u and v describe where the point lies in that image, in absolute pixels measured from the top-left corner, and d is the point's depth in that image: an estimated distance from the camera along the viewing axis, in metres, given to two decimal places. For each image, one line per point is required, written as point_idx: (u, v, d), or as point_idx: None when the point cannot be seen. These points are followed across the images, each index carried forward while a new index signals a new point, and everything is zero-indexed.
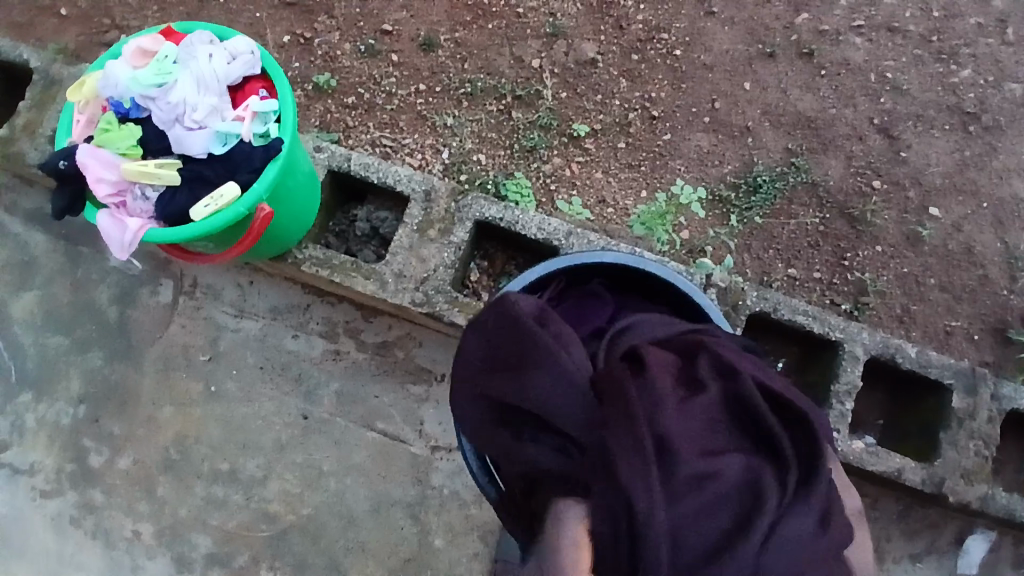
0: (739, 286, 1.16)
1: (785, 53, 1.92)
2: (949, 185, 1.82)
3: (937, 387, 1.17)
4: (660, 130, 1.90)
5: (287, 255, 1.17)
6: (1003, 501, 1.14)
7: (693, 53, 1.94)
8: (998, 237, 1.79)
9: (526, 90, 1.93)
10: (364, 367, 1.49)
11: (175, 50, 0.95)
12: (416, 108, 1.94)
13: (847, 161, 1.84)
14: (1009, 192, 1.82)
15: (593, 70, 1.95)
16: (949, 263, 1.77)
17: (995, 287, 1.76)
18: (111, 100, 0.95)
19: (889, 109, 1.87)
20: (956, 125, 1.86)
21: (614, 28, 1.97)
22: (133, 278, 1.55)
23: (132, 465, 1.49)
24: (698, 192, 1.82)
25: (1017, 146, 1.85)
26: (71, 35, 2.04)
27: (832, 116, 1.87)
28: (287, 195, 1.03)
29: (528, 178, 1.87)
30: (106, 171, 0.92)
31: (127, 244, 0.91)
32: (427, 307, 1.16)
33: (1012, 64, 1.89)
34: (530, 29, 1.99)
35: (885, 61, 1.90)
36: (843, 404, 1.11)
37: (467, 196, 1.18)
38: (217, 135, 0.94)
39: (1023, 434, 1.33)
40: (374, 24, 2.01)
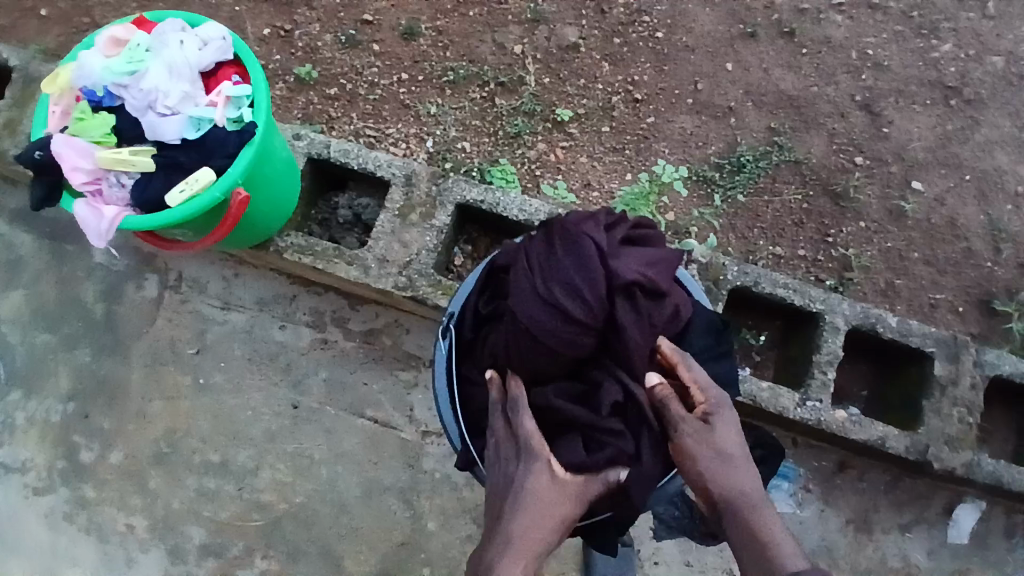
0: (721, 262, 1.15)
1: (766, 33, 1.92)
2: (931, 159, 1.83)
3: (919, 355, 1.17)
4: (644, 113, 1.90)
5: (269, 243, 1.17)
6: (988, 468, 1.15)
7: (674, 35, 1.94)
8: (981, 209, 1.81)
9: (509, 76, 1.93)
10: (353, 355, 1.49)
11: (147, 39, 0.94)
12: (399, 98, 1.94)
13: (830, 138, 1.84)
14: (991, 164, 1.83)
15: (575, 54, 1.95)
16: (933, 237, 1.78)
17: (979, 259, 1.78)
18: (84, 90, 0.94)
19: (871, 86, 1.88)
20: (937, 99, 1.87)
21: (595, 12, 1.97)
22: (118, 273, 1.54)
23: (124, 460, 1.49)
24: (681, 171, 1.83)
25: (998, 118, 1.86)
26: (50, 34, 2.03)
27: (814, 95, 1.88)
28: (264, 180, 1.03)
29: (513, 165, 1.87)
30: (81, 159, 0.91)
31: (104, 232, 0.92)
32: (410, 291, 1.16)
33: (992, 38, 1.90)
34: (511, 15, 1.98)
35: (866, 38, 1.91)
36: (824, 375, 1.12)
37: (447, 180, 1.18)
38: (192, 121, 0.93)
39: (1007, 401, 1.34)
40: (354, 13, 2.00)
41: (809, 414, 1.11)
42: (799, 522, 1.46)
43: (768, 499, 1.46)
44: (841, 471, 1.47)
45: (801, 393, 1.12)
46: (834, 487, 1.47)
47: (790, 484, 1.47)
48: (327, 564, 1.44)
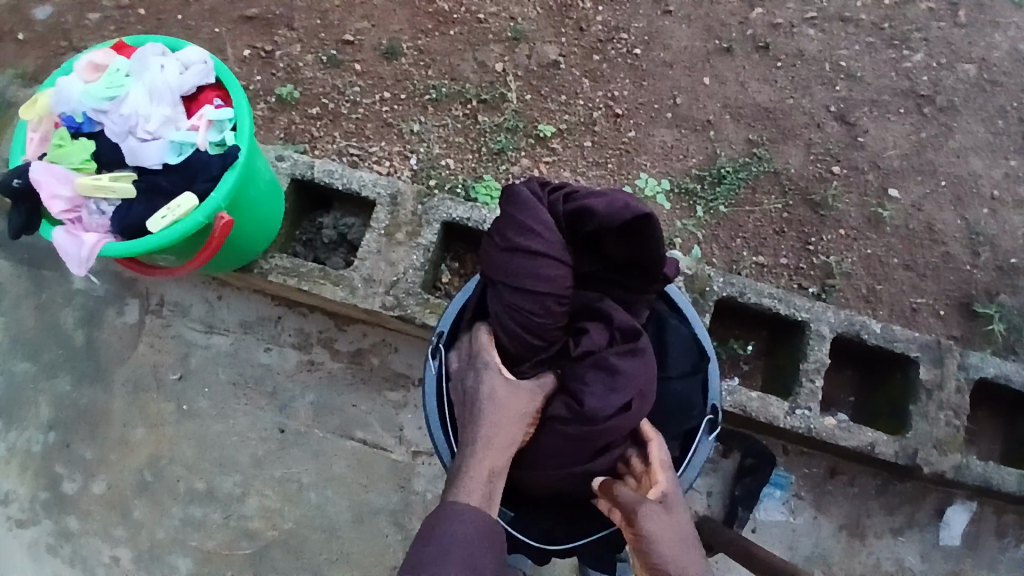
0: (705, 273, 1.17)
1: (742, 47, 1.97)
2: (907, 167, 1.87)
3: (904, 361, 1.19)
4: (625, 127, 1.92)
5: (254, 266, 1.16)
6: (977, 470, 1.16)
7: (653, 51, 1.98)
8: (957, 214, 1.85)
9: (491, 94, 1.95)
10: (341, 376, 1.48)
11: (127, 64, 0.94)
12: (382, 116, 1.94)
13: (808, 148, 1.88)
14: (964, 170, 1.88)
15: (556, 71, 1.98)
16: (912, 242, 1.82)
17: (957, 263, 1.81)
18: (63, 115, 0.93)
19: (845, 97, 1.92)
20: (910, 109, 1.92)
21: (575, 30, 2.00)
22: (99, 298, 1.52)
23: (106, 490, 1.45)
24: (663, 184, 1.85)
25: (970, 126, 1.91)
26: (27, 58, 2.01)
27: (791, 107, 1.92)
28: (247, 203, 1.02)
29: (497, 181, 1.88)
30: (60, 186, 0.90)
31: (85, 259, 0.89)
32: (398, 310, 1.15)
33: (960, 48, 1.96)
34: (491, 34, 2.00)
35: (838, 50, 1.96)
36: (813, 382, 1.13)
37: (432, 198, 1.18)
38: (173, 145, 0.93)
39: (991, 402, 1.36)
40: (335, 34, 2.01)
41: (799, 421, 1.12)
42: (792, 529, 1.46)
43: (761, 507, 1.46)
44: (832, 477, 1.48)
45: (791, 401, 1.13)
46: (826, 493, 1.47)
47: (783, 491, 1.47)
48: None
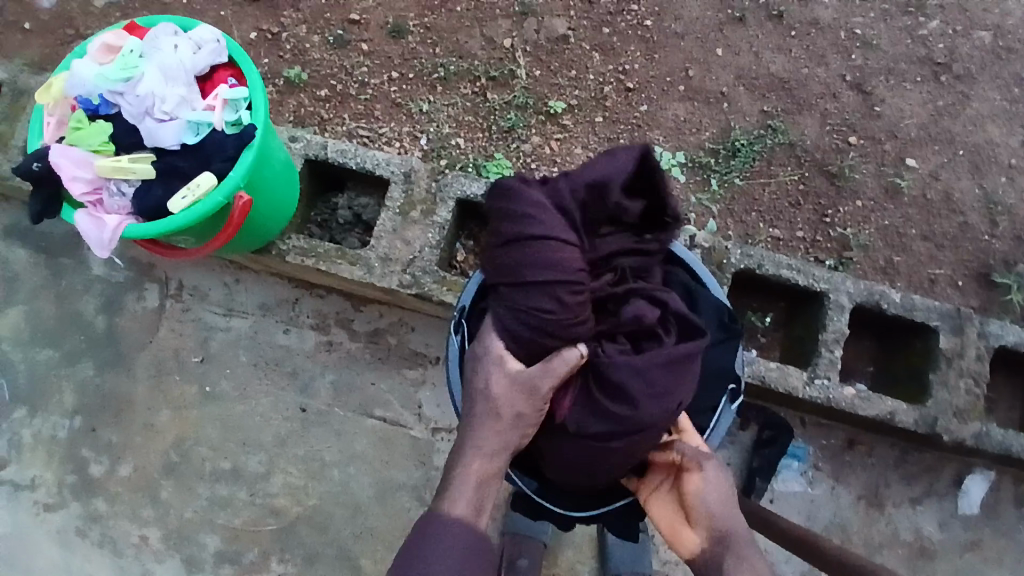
0: (722, 246, 1.16)
1: (755, 17, 1.92)
2: (925, 136, 1.84)
3: (923, 329, 1.18)
4: (636, 102, 1.90)
5: (271, 247, 1.17)
6: (998, 438, 1.16)
7: (663, 23, 1.94)
8: (976, 183, 1.82)
9: (500, 70, 1.92)
10: (358, 356, 1.49)
11: (140, 45, 0.94)
12: (390, 97, 1.93)
13: (823, 119, 1.85)
14: (984, 137, 1.84)
15: (565, 45, 1.95)
16: (930, 212, 1.79)
17: (976, 232, 1.79)
18: (79, 98, 0.93)
19: (861, 65, 1.88)
20: (928, 76, 1.88)
21: (583, 3, 1.97)
22: (117, 284, 1.53)
23: (133, 472, 1.49)
24: (678, 158, 1.83)
25: (990, 91, 1.87)
26: (33, 47, 2.01)
27: (805, 77, 1.88)
28: (264, 182, 1.02)
29: (509, 159, 1.86)
30: (79, 168, 0.90)
31: (107, 242, 0.90)
32: (415, 288, 1.15)
33: (981, 11, 1.91)
34: (499, 9, 1.97)
35: (854, 18, 1.91)
36: (832, 352, 1.13)
37: (447, 175, 1.18)
38: (190, 125, 0.93)
39: (1011, 371, 1.35)
40: (341, 14, 1.99)
41: (818, 391, 1.12)
42: (810, 500, 1.47)
43: (779, 479, 1.47)
44: (850, 448, 1.48)
45: (810, 371, 1.13)
46: (844, 464, 1.48)
47: (801, 463, 1.48)
48: (343, 565, 1.44)
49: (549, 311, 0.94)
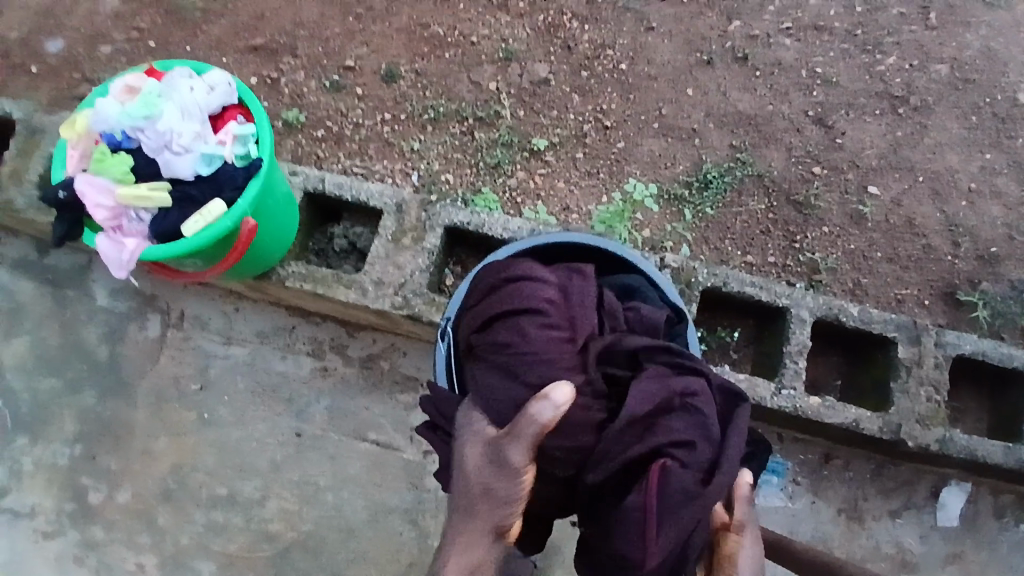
0: (691, 266, 1.24)
1: (722, 59, 2.08)
2: (885, 165, 1.97)
3: (883, 341, 1.26)
4: (615, 139, 2.02)
5: (271, 273, 1.24)
6: (961, 442, 1.23)
7: (637, 66, 2.09)
8: (936, 208, 1.94)
9: (486, 111, 2.05)
10: (352, 381, 1.54)
11: (158, 87, 1.03)
12: (383, 137, 2.04)
13: (789, 152, 1.98)
14: (942, 165, 1.98)
15: (547, 88, 2.09)
16: (893, 236, 1.90)
17: (938, 254, 1.90)
18: (102, 133, 1.02)
19: (822, 101, 2.03)
20: (886, 109, 2.02)
21: (563, 49, 2.12)
22: (120, 315, 1.59)
23: (130, 499, 1.51)
24: (650, 190, 1.94)
25: (944, 123, 2.02)
26: (40, 91, 2.11)
27: (770, 113, 2.02)
28: (268, 212, 1.10)
29: (495, 194, 1.97)
30: (102, 196, 0.99)
31: (126, 263, 1.00)
32: (407, 310, 1.22)
33: (932, 50, 2.07)
34: (485, 55, 2.12)
35: (814, 58, 2.07)
36: (796, 364, 1.20)
37: (435, 205, 1.27)
38: (203, 157, 1.01)
39: (973, 381, 1.43)
40: (336, 61, 2.13)
41: (785, 400, 1.19)
42: (791, 513, 1.51)
43: (760, 494, 1.52)
44: (827, 461, 1.54)
45: (777, 382, 1.20)
46: (822, 477, 1.53)
47: (781, 479, 1.53)
48: None
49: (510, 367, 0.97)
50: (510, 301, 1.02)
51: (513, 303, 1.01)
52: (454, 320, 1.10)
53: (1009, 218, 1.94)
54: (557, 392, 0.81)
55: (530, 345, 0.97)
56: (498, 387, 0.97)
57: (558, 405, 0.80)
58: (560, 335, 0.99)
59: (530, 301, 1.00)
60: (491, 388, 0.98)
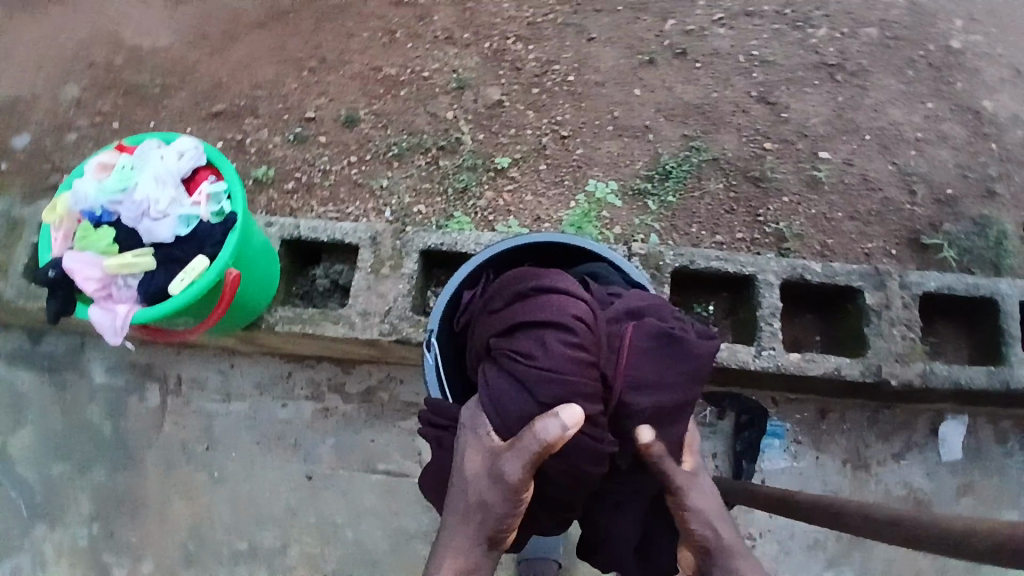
0: (657, 250, 1.30)
1: (663, 57, 2.19)
2: (831, 130, 2.06)
3: (849, 291, 1.33)
4: (573, 146, 2.11)
5: (260, 321, 1.28)
6: (942, 374, 1.28)
7: (585, 76, 2.19)
8: (887, 161, 2.02)
9: (447, 139, 2.13)
10: (355, 416, 1.58)
11: (131, 160, 1.09)
12: (352, 179, 2.11)
13: (739, 132, 2.06)
14: (886, 121, 2.07)
15: (502, 108, 2.17)
16: (851, 195, 1.98)
17: (898, 204, 1.97)
18: (83, 212, 1.08)
19: (762, 81, 2.13)
20: (824, 78, 2.12)
21: (512, 71, 2.22)
22: (119, 389, 1.62)
23: (154, 567, 1.53)
24: (611, 186, 2.03)
25: (881, 81, 2.12)
26: (15, 187, 2.17)
27: (716, 99, 2.11)
28: (249, 261, 1.15)
29: (468, 216, 2.03)
30: (90, 269, 1.04)
31: (120, 328, 1.03)
32: (395, 335, 1.27)
33: (857, 17, 2.19)
34: (439, 87, 2.22)
35: (749, 41, 2.18)
36: (771, 325, 1.26)
37: (408, 232, 1.32)
38: (181, 219, 1.08)
39: (945, 316, 1.49)
40: (298, 114, 2.21)
41: (767, 361, 1.24)
42: (798, 473, 1.55)
43: (765, 458, 1.55)
44: (824, 417, 1.58)
45: (756, 345, 1.26)
46: (822, 433, 1.58)
47: (783, 441, 1.57)
48: None
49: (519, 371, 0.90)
50: (536, 312, 0.93)
51: (537, 312, 0.93)
52: (437, 331, 1.15)
53: (959, 159, 2.03)
54: (566, 412, 0.81)
55: (550, 357, 0.88)
56: (508, 396, 0.90)
57: (565, 426, 0.80)
58: (587, 358, 0.89)
59: (555, 311, 0.92)
60: (505, 393, 0.90)
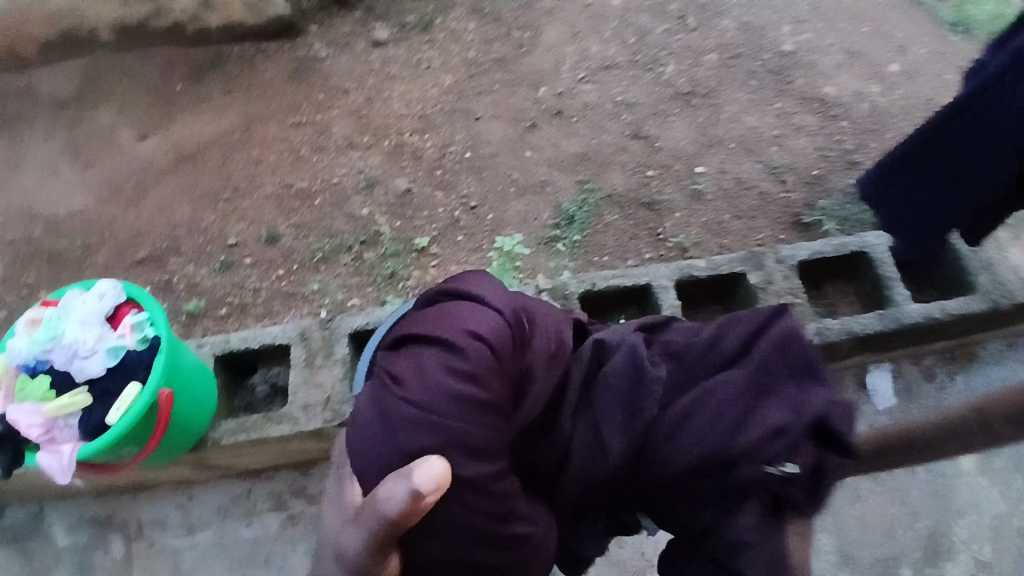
0: (560, 283, 1.43)
1: (544, 119, 2.48)
2: (701, 146, 2.30)
3: (735, 278, 1.48)
4: (483, 213, 2.28)
5: (205, 439, 1.32)
6: (837, 328, 1.46)
7: (480, 149, 2.46)
8: (755, 161, 2.25)
9: (367, 234, 2.28)
10: (323, 516, 1.58)
11: (56, 311, 1.15)
12: (283, 290, 2.19)
13: (623, 167, 2.29)
14: (745, 128, 2.32)
15: (413, 195, 2.37)
16: (732, 197, 2.18)
17: (774, 195, 2.17)
18: (16, 369, 1.13)
19: (632, 120, 2.39)
20: (683, 106, 2.40)
21: (415, 159, 2.48)
22: (78, 552, 1.58)
23: None
24: (517, 239, 2.19)
25: (731, 97, 2.40)
26: None
27: (596, 145, 2.36)
28: (183, 380, 1.21)
29: (399, 298, 2.13)
30: (30, 418, 1.07)
31: (67, 468, 1.05)
32: (339, 419, 1.32)
33: (695, 51, 2.52)
34: (350, 189, 2.42)
35: (613, 91, 2.48)
36: None
37: (334, 321, 1.41)
38: (110, 351, 1.13)
39: (830, 278, 1.66)
40: (221, 243, 2.32)
41: None
42: None
43: None
44: None
45: None
46: None
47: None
48: None
49: (394, 395, 0.79)
50: (430, 333, 0.82)
51: (432, 334, 0.82)
52: (361, 396, 1.17)
53: (815, 144, 2.26)
54: (418, 472, 0.70)
55: (424, 385, 0.77)
56: (375, 437, 0.78)
57: (416, 492, 0.69)
58: (469, 397, 0.76)
59: (455, 336, 0.80)
60: (370, 435, 0.79)
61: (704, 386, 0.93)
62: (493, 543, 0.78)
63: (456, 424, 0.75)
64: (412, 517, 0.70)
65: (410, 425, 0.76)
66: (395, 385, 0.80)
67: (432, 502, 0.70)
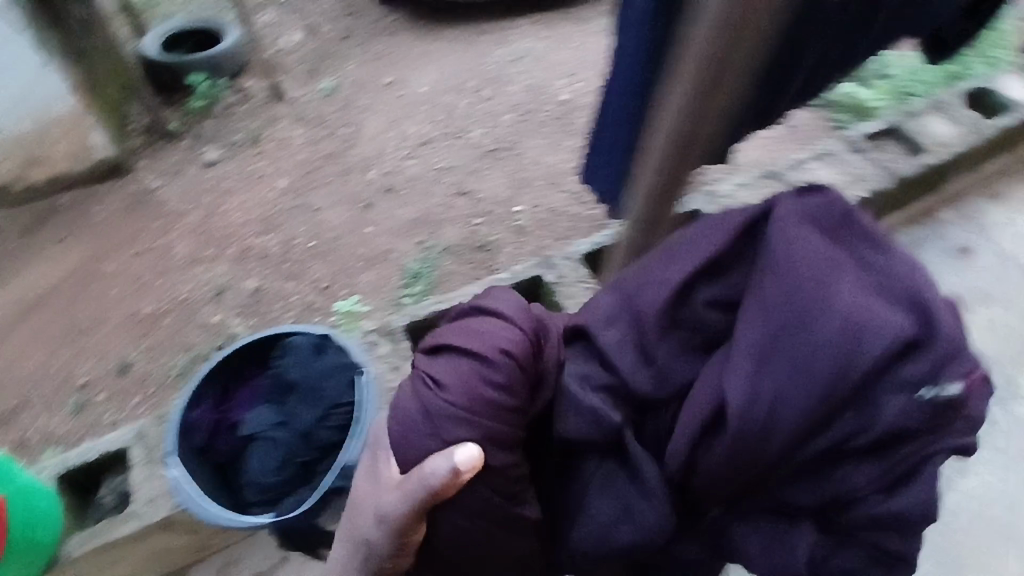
0: (385, 322, 1.54)
1: (377, 198, 2.71)
2: (516, 189, 2.60)
3: (537, 281, 1.63)
4: (335, 292, 2.41)
5: (60, 553, 1.44)
6: None
7: (324, 236, 2.62)
8: (563, 190, 2.57)
9: (224, 338, 2.30)
10: None
11: None
12: (144, 415, 2.13)
13: (454, 221, 2.53)
14: (548, 166, 2.67)
15: (265, 292, 2.46)
16: (551, 224, 2.46)
17: (583, 214, 2.47)
18: None
19: (453, 182, 2.68)
20: (493, 160, 2.72)
21: (262, 259, 2.58)
22: None
23: None
24: (354, 299, 2.35)
25: (531, 144, 2.76)
26: None
27: (427, 209, 2.61)
28: (25, 491, 1.36)
29: None
30: None
31: None
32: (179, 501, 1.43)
33: (494, 116, 2.91)
34: (200, 301, 2.46)
35: (432, 162, 2.78)
36: None
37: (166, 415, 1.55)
38: None
39: None
40: (72, 387, 2.25)
41: None
42: None
43: None
44: None
45: None
46: None
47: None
48: None
49: (438, 396, 0.79)
50: (469, 339, 0.82)
51: (471, 341, 0.81)
52: (173, 446, 1.22)
53: None
54: (459, 453, 0.75)
55: (462, 385, 0.78)
56: (410, 425, 0.80)
57: (457, 468, 0.74)
58: (499, 402, 0.79)
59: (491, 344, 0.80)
60: (411, 424, 0.80)
61: (806, 322, 0.75)
62: (501, 526, 0.82)
63: (486, 422, 0.78)
64: (448, 492, 0.76)
65: (447, 422, 0.78)
66: (436, 386, 0.80)
67: (468, 480, 0.75)
